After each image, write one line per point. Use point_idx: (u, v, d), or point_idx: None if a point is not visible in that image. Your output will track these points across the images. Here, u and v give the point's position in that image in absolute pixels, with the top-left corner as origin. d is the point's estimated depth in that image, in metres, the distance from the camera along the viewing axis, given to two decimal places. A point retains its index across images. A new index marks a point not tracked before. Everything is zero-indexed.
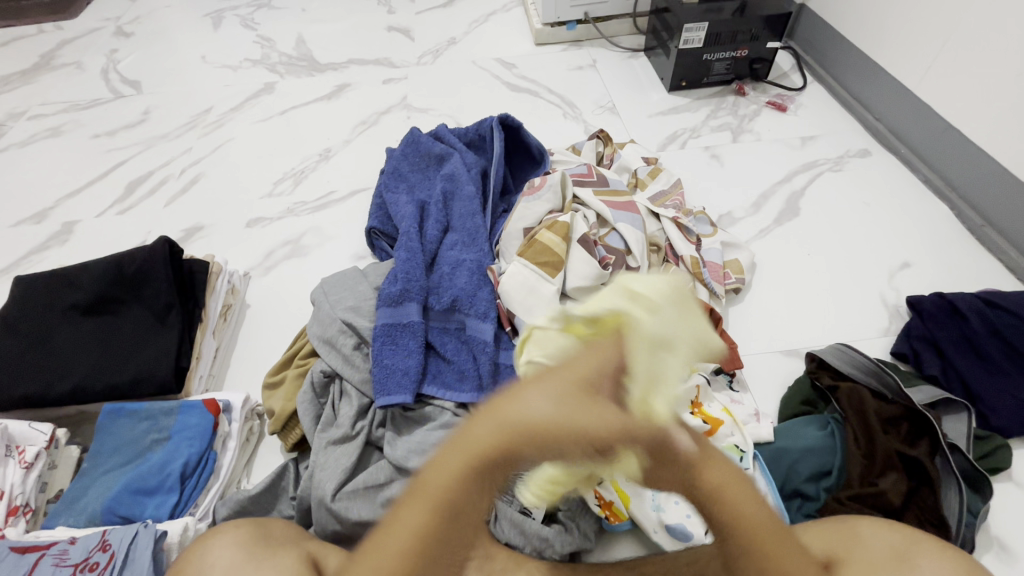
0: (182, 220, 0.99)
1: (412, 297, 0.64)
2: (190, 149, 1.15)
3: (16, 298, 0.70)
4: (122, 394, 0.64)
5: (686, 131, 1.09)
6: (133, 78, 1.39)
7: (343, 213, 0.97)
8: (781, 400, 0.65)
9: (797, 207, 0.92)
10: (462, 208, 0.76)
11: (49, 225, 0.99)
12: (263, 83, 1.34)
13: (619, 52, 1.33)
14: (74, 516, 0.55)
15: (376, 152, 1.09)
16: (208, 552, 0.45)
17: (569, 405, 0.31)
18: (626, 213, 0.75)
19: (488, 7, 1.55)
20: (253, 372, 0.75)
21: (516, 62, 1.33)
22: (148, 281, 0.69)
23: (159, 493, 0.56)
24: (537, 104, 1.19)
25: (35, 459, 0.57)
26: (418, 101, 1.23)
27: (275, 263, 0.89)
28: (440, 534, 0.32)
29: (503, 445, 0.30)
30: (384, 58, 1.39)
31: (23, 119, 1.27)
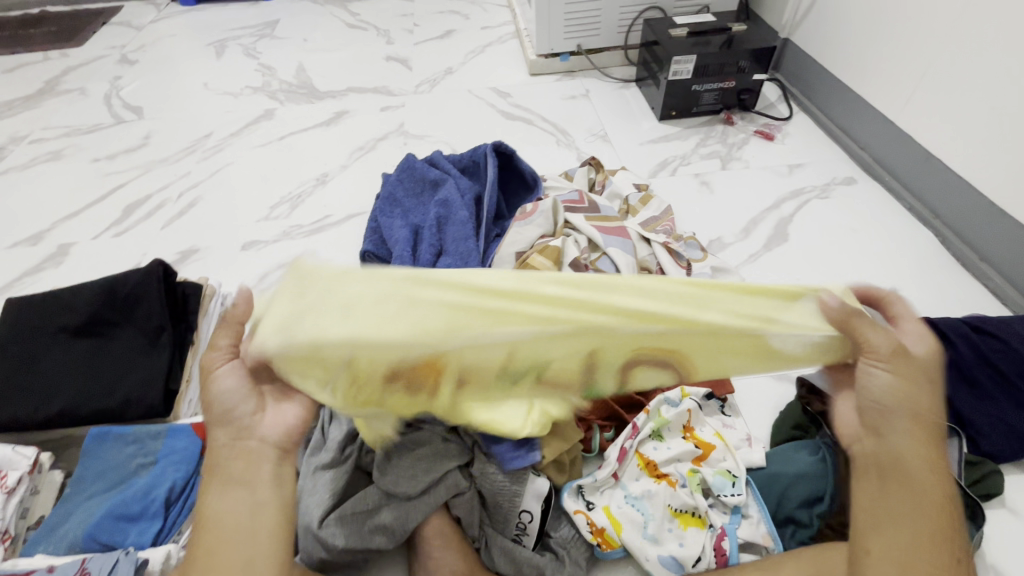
0: (177, 243, 1.00)
1: None
2: (188, 174, 1.16)
3: (8, 320, 0.70)
4: (110, 417, 0.63)
5: (676, 159, 1.11)
6: (136, 103, 1.42)
7: (339, 237, 0.98)
8: (773, 425, 0.66)
9: (785, 232, 0.94)
10: (455, 233, 0.77)
11: (45, 247, 1.00)
12: (263, 109, 1.37)
13: (611, 83, 1.37)
14: (53, 544, 0.53)
15: (372, 177, 1.11)
16: None
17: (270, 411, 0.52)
18: (617, 238, 0.76)
19: (484, 39, 1.60)
20: None
21: (511, 91, 1.36)
22: (141, 302, 0.70)
23: (142, 519, 0.55)
24: (531, 132, 1.22)
25: (17, 484, 0.56)
26: (415, 128, 1.25)
27: (269, 286, 0.90)
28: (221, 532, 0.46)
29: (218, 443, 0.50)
30: (383, 86, 1.42)
31: (24, 142, 1.29)
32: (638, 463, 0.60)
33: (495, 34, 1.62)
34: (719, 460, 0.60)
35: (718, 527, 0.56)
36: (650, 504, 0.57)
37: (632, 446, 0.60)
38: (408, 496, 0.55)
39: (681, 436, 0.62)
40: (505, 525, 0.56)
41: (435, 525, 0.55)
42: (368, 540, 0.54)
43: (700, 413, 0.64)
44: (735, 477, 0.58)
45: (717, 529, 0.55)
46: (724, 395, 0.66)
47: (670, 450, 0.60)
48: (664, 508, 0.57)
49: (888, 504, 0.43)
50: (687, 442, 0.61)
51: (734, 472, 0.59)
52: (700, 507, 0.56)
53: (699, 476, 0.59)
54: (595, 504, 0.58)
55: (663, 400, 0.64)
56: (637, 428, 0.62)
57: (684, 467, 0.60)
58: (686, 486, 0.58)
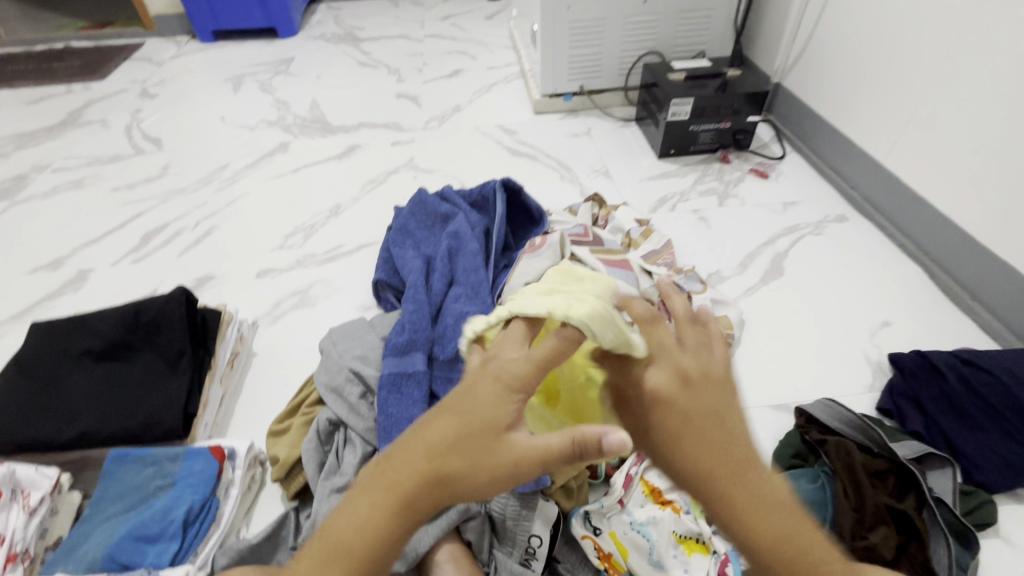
0: (194, 270, 1.03)
1: (418, 347, 0.68)
2: (205, 203, 1.20)
3: (34, 344, 0.72)
4: (130, 439, 0.65)
5: (675, 195, 1.16)
6: (155, 135, 1.48)
7: (351, 266, 1.01)
8: (772, 454, 0.68)
9: (781, 267, 0.98)
10: (466, 264, 0.80)
11: (64, 272, 1.03)
12: (278, 143, 1.42)
13: (612, 122, 1.44)
14: (73, 564, 0.55)
15: (383, 209, 1.15)
16: None
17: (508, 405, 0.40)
18: (621, 271, 0.80)
19: (490, 79, 1.68)
20: (255, 419, 0.77)
21: (516, 128, 1.43)
22: (163, 328, 0.72)
23: (160, 540, 0.56)
24: (536, 167, 1.27)
25: (39, 504, 0.57)
26: (425, 163, 1.31)
27: (283, 312, 0.93)
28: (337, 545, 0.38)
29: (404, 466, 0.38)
30: (393, 122, 1.49)
31: (46, 171, 1.33)
32: (644, 490, 0.62)
33: (501, 74, 1.70)
34: None
35: (721, 553, 0.57)
36: (656, 530, 0.59)
37: (637, 473, 0.63)
38: (419, 520, 0.56)
39: None
40: (513, 549, 0.58)
41: (447, 549, 0.56)
42: None
43: None
44: None
45: (721, 555, 0.57)
46: None
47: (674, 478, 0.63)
48: (669, 534, 0.59)
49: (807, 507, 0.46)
50: None
51: None
52: (705, 533, 0.58)
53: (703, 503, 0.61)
54: (601, 530, 0.59)
55: None
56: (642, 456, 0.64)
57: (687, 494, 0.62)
58: (691, 512, 0.60)
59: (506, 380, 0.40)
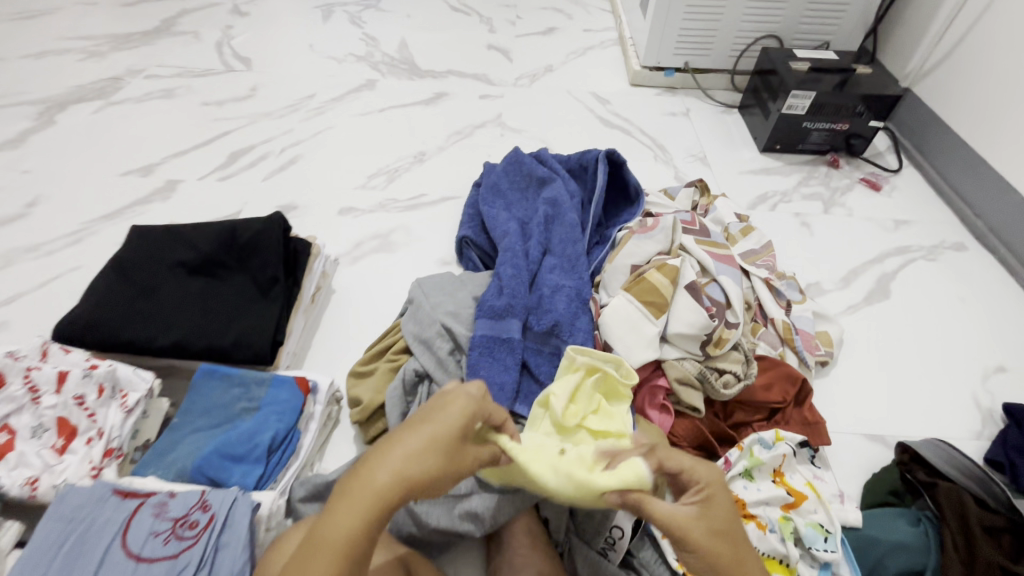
0: (278, 197, 1.02)
1: (515, 314, 0.65)
2: (291, 131, 1.19)
3: (132, 246, 0.72)
4: (216, 356, 0.65)
5: (776, 194, 1.08)
6: (245, 54, 1.45)
7: (433, 218, 0.99)
8: (865, 485, 0.65)
9: (887, 289, 0.90)
10: (563, 234, 0.76)
11: (154, 181, 1.04)
12: (365, 79, 1.38)
13: (713, 105, 1.34)
14: (163, 468, 0.56)
15: (468, 165, 1.12)
16: None
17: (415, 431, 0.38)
18: (728, 267, 0.72)
19: (586, 42, 1.59)
20: (332, 355, 0.77)
21: (611, 98, 1.35)
22: (257, 252, 0.72)
23: (246, 461, 0.56)
24: (629, 142, 1.21)
25: (135, 406, 0.58)
26: (513, 122, 1.25)
27: (363, 254, 0.92)
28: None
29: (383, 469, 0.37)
30: (483, 74, 1.43)
31: (140, 77, 1.34)
32: None
33: (597, 38, 1.61)
34: (812, 511, 0.59)
35: None
36: None
37: None
38: (503, 490, 0.54)
39: (771, 480, 0.61)
40: (592, 536, 0.55)
41: (525, 524, 0.55)
42: (455, 524, 0.54)
43: (792, 460, 0.63)
44: (829, 532, 0.57)
45: None
46: (819, 445, 0.65)
47: (760, 493, 0.60)
48: None
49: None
50: (778, 487, 0.60)
51: (827, 526, 0.58)
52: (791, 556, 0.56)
53: (791, 524, 0.58)
54: None
55: (756, 439, 0.63)
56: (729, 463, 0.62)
57: (774, 512, 0.59)
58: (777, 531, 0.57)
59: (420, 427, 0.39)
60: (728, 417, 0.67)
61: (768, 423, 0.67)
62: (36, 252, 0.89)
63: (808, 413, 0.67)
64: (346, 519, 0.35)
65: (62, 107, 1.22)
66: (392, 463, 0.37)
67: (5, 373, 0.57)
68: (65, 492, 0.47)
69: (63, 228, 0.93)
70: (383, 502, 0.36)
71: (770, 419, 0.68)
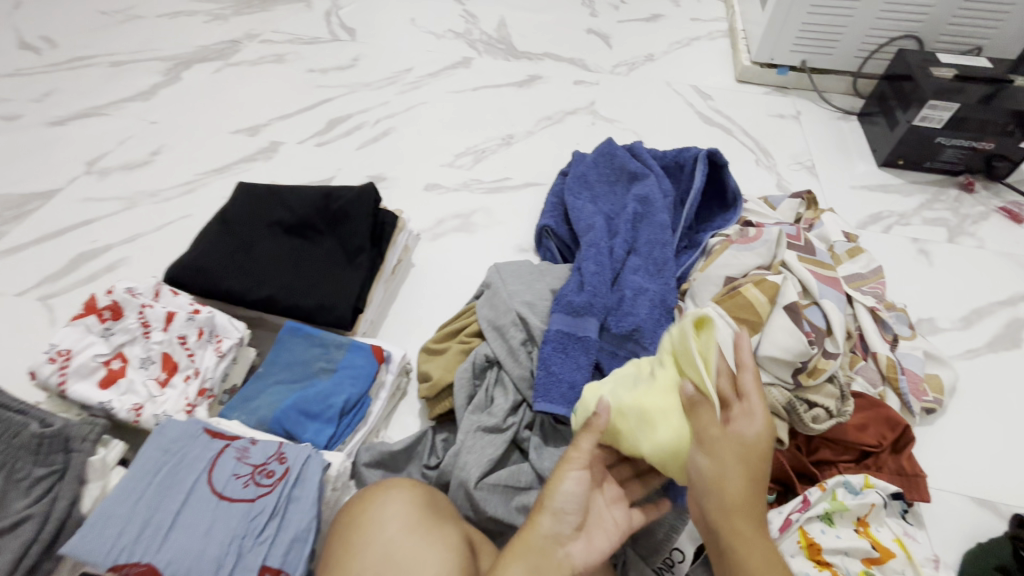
0: (369, 167, 1.05)
1: (593, 313, 0.62)
2: (387, 103, 1.21)
3: (236, 201, 0.77)
4: (302, 315, 0.68)
5: (893, 215, 0.98)
6: (351, 24, 1.50)
7: (515, 203, 0.98)
8: (965, 555, 0.58)
9: (1018, 337, 0.79)
10: (651, 234, 0.73)
11: (259, 141, 1.10)
12: (462, 56, 1.38)
13: (829, 109, 1.23)
14: (246, 413, 0.60)
15: (556, 152, 1.10)
16: (386, 504, 0.47)
17: (572, 475, 0.47)
18: (833, 290, 0.66)
19: (693, 32, 1.50)
20: (406, 328, 0.79)
21: (713, 94, 1.27)
22: (347, 220, 0.74)
23: (319, 420, 0.59)
24: (728, 142, 1.13)
25: (228, 351, 0.62)
26: (606, 111, 1.21)
27: (444, 232, 0.93)
28: None
29: (539, 528, 0.45)
30: (580, 59, 1.39)
31: (255, 41, 1.42)
32: (799, 540, 0.55)
33: (705, 28, 1.51)
34: (897, 571, 0.54)
35: None
36: None
37: (798, 520, 0.56)
38: None
39: (853, 528, 0.56)
40: (650, 554, 0.55)
41: None
42: (512, 515, 0.55)
43: (881, 511, 0.57)
44: None
45: None
46: (914, 500, 0.59)
47: (840, 540, 0.55)
48: None
49: (743, 527, 0.42)
50: (861, 538, 0.55)
51: None
52: None
53: None
54: None
55: (841, 481, 0.58)
56: (806, 501, 0.57)
57: (853, 564, 0.54)
58: None
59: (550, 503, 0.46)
60: (810, 452, 0.62)
61: (857, 467, 0.61)
62: (155, 197, 0.97)
63: (906, 463, 0.61)
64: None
65: (187, 65, 1.31)
66: (532, 527, 0.45)
67: (122, 306, 0.61)
68: (165, 424, 0.52)
69: (179, 179, 1.01)
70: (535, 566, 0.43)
71: (860, 463, 0.61)
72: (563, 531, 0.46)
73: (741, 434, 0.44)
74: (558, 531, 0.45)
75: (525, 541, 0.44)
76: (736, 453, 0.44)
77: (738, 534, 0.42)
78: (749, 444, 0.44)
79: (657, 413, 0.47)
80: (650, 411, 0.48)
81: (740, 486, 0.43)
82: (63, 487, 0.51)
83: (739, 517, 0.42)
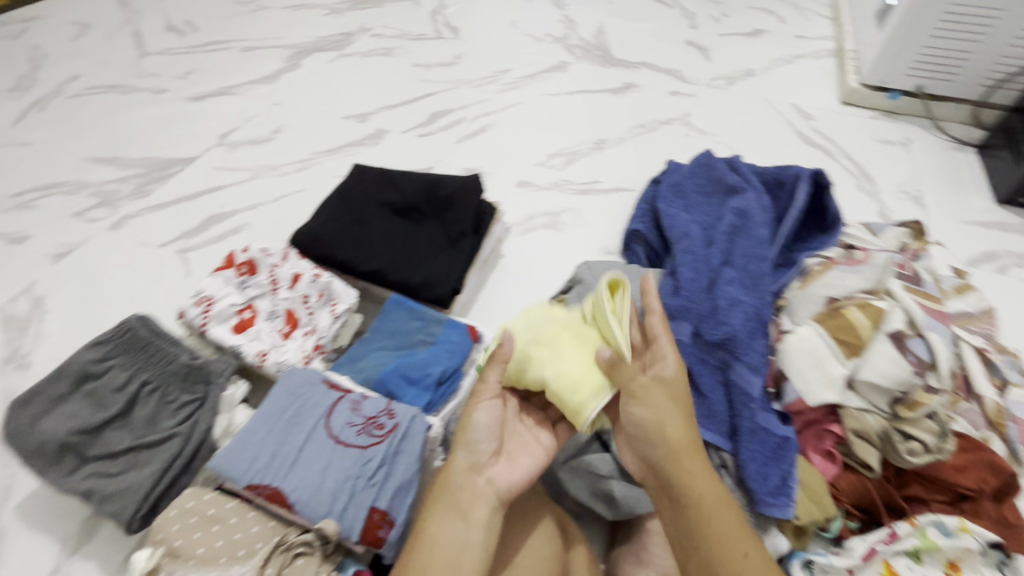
0: (466, 160, 1.11)
1: (688, 317, 0.64)
2: (486, 101, 1.27)
3: (352, 181, 0.84)
4: (405, 290, 0.74)
5: (1008, 256, 0.92)
6: (455, 24, 1.57)
7: (604, 206, 1.01)
8: None
9: None
10: (747, 248, 0.73)
11: (367, 127, 1.19)
12: (559, 60, 1.42)
13: (943, 139, 1.16)
14: (353, 372, 0.66)
15: (647, 160, 1.11)
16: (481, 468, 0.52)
17: (483, 405, 0.53)
18: (939, 323, 0.62)
19: (797, 49, 1.46)
20: (493, 314, 0.83)
21: (815, 114, 1.23)
22: (452, 206, 0.79)
23: (418, 386, 0.64)
24: (828, 164, 1.10)
25: (341, 314, 0.68)
26: (701, 123, 1.21)
27: (534, 227, 0.96)
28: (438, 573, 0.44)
29: (457, 465, 0.51)
30: (677, 70, 1.39)
31: (368, 35, 1.52)
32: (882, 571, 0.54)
33: (811, 46, 1.47)
34: None
35: None
36: None
37: (883, 551, 0.55)
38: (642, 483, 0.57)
39: (943, 570, 0.54)
40: None
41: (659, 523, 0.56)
42: (592, 500, 0.58)
43: (977, 558, 0.55)
44: None
45: None
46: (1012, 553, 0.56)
47: None
48: None
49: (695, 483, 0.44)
50: None
51: None
52: None
53: None
54: None
55: (934, 520, 0.56)
56: (893, 534, 0.56)
57: None
58: None
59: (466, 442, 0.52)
60: (900, 487, 0.60)
61: (952, 509, 0.59)
62: (275, 171, 1.07)
63: (1008, 512, 0.58)
64: (440, 519, 0.47)
65: (307, 54, 1.43)
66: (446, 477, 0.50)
67: (256, 264, 0.69)
68: (290, 371, 0.58)
69: (296, 156, 1.10)
70: (452, 503, 0.48)
71: (956, 506, 0.59)
72: (478, 461, 0.51)
73: (659, 393, 0.49)
74: (474, 465, 0.51)
75: (449, 477, 0.50)
76: (662, 417, 0.48)
77: (693, 495, 0.43)
78: (670, 396, 0.49)
79: (589, 370, 0.52)
80: (569, 371, 0.53)
81: (679, 443, 0.46)
82: (201, 414, 0.58)
83: (691, 474, 0.44)
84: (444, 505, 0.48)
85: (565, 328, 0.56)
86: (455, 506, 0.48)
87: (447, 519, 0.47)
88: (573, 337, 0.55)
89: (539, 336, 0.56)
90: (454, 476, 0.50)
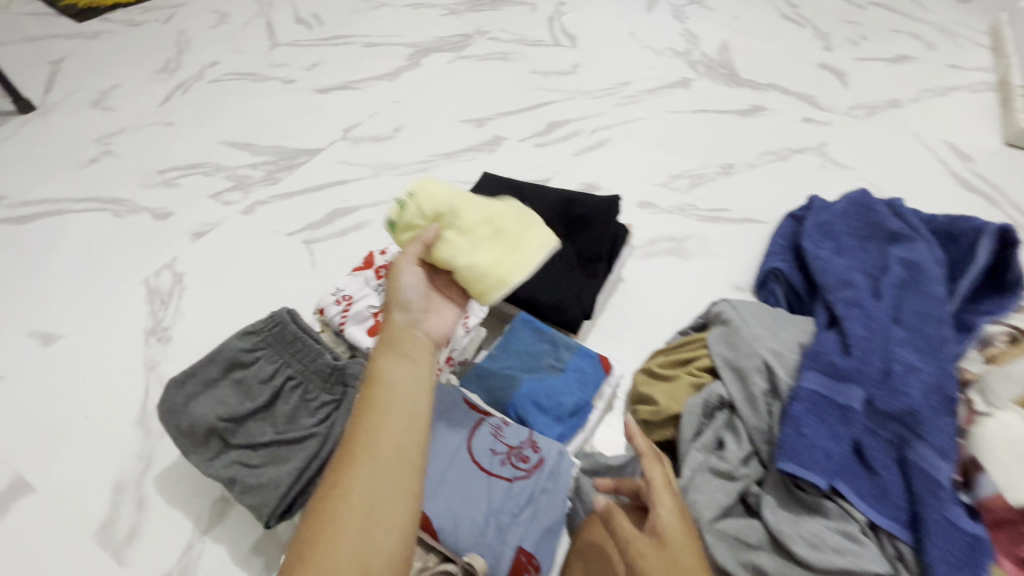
0: (584, 175, 1.08)
1: (862, 381, 0.57)
2: (604, 113, 1.23)
3: (481, 190, 0.83)
4: (534, 310, 0.71)
5: None
6: (572, 31, 1.54)
7: (733, 237, 0.94)
8: None
9: None
10: (920, 305, 0.65)
11: (484, 133, 1.18)
12: (681, 76, 1.36)
13: None
14: (480, 390, 0.64)
15: (779, 191, 1.03)
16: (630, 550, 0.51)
17: (409, 272, 0.56)
18: None
19: (950, 80, 1.32)
20: (614, 343, 0.79)
21: (975, 154, 1.11)
22: (585, 227, 0.76)
23: (549, 416, 0.62)
24: (992, 214, 0.98)
25: (472, 327, 0.67)
26: (839, 155, 1.11)
27: (656, 252, 0.92)
28: (362, 498, 0.40)
29: (394, 344, 0.50)
30: (811, 94, 1.29)
31: (485, 37, 1.52)
32: None
33: (967, 78, 1.33)
34: None
35: None
36: None
37: None
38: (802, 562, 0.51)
39: None
40: None
41: None
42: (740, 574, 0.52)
43: None
44: None
45: None
46: None
47: None
48: None
49: None
50: None
51: None
52: None
53: None
54: None
55: None
56: None
57: None
58: None
59: (408, 350, 0.50)
60: None
61: None
62: (395, 170, 1.08)
63: None
64: (374, 429, 0.43)
65: (426, 54, 1.45)
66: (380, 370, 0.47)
67: None
68: (434, 387, 0.59)
69: (415, 157, 1.11)
70: (396, 417, 0.44)
71: None
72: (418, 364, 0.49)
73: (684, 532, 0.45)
74: (405, 362, 0.49)
75: (389, 377, 0.46)
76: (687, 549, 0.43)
77: None
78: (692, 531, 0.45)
79: (497, 266, 0.56)
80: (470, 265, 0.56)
81: None
82: (338, 415, 0.58)
83: None
84: (377, 416, 0.44)
85: (486, 220, 0.58)
86: (400, 419, 0.44)
87: (381, 436, 0.43)
88: (491, 232, 0.58)
89: (460, 223, 0.57)
90: (389, 379, 0.47)
